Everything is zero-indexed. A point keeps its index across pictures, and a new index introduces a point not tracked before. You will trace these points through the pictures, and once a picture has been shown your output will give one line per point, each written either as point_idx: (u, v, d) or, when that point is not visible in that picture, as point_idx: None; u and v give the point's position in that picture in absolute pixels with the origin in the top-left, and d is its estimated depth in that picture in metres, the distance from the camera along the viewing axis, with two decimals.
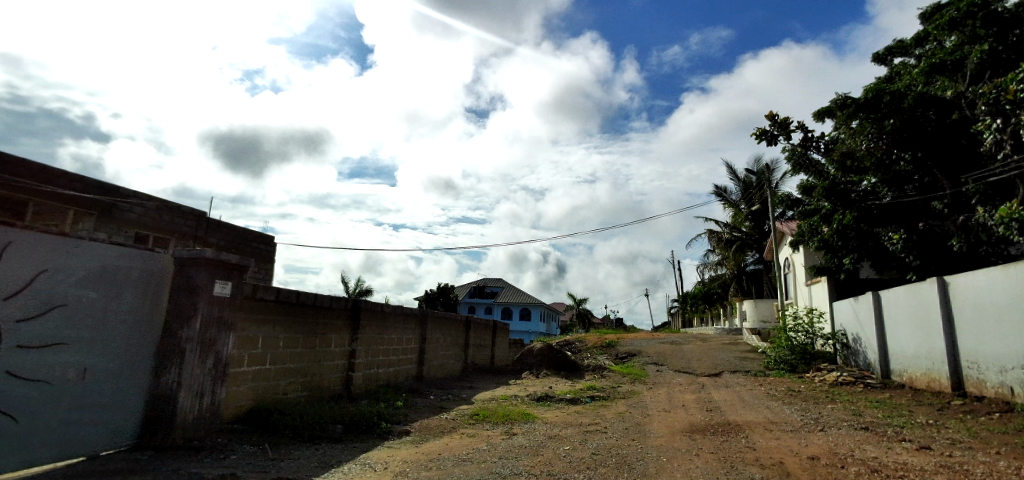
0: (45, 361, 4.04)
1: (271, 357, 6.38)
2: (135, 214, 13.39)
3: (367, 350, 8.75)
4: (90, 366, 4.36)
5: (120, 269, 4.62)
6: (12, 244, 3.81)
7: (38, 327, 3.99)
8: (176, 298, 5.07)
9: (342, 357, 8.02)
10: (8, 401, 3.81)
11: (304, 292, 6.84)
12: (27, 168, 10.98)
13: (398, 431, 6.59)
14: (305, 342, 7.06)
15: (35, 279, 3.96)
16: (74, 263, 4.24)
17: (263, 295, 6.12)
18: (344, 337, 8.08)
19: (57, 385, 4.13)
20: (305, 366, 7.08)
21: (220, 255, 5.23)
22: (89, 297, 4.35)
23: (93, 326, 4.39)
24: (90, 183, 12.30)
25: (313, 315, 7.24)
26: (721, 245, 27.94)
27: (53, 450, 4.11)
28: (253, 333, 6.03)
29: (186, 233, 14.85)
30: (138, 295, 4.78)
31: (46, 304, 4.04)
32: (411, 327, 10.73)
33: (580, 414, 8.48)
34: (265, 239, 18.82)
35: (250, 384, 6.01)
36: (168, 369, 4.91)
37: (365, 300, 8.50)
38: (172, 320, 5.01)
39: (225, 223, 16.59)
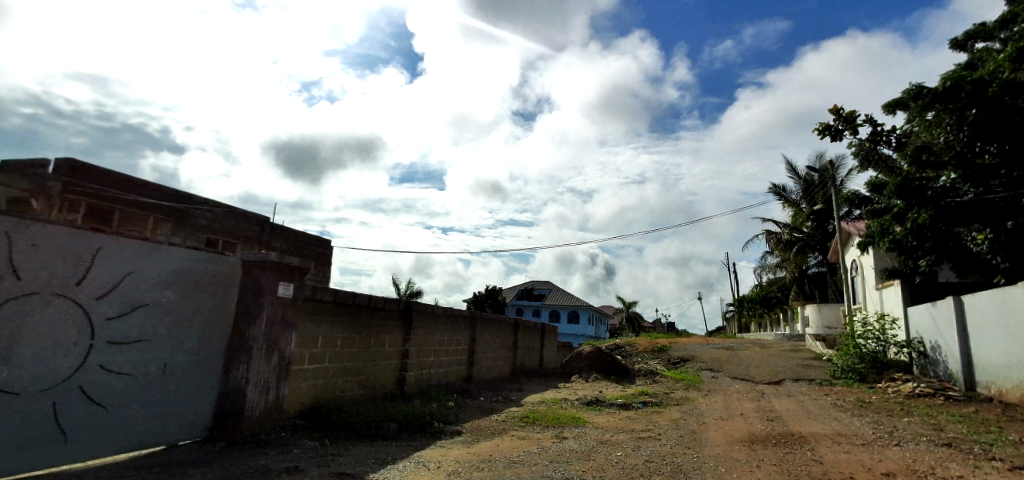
0: (131, 357, 4.37)
1: (330, 356, 6.62)
2: (207, 220, 14.33)
3: (419, 350, 8.93)
4: (168, 362, 4.68)
5: (195, 271, 4.93)
6: (104, 249, 4.14)
7: (125, 325, 4.32)
8: (244, 298, 5.36)
9: (395, 357, 8.22)
10: (100, 393, 4.15)
11: (360, 293, 7.07)
12: (113, 179, 11.97)
13: (450, 431, 6.69)
14: (361, 342, 7.28)
15: (122, 281, 4.30)
16: (155, 266, 4.56)
17: (322, 296, 6.35)
18: (397, 337, 8.28)
19: (141, 379, 4.45)
20: (361, 365, 7.31)
21: (283, 258, 5.51)
22: (168, 298, 4.67)
23: (172, 325, 4.71)
24: (166, 192, 13.25)
25: (368, 315, 7.47)
26: (780, 247, 26.72)
27: (138, 439, 4.45)
28: (312, 332, 6.28)
29: (251, 237, 15.72)
30: (210, 296, 5.08)
31: (131, 304, 4.37)
32: (461, 329, 10.86)
33: (632, 419, 8.33)
34: (322, 243, 19.64)
35: (310, 381, 6.26)
36: (237, 365, 5.21)
37: (417, 301, 8.68)
38: (240, 319, 5.30)
39: (286, 228, 17.45)
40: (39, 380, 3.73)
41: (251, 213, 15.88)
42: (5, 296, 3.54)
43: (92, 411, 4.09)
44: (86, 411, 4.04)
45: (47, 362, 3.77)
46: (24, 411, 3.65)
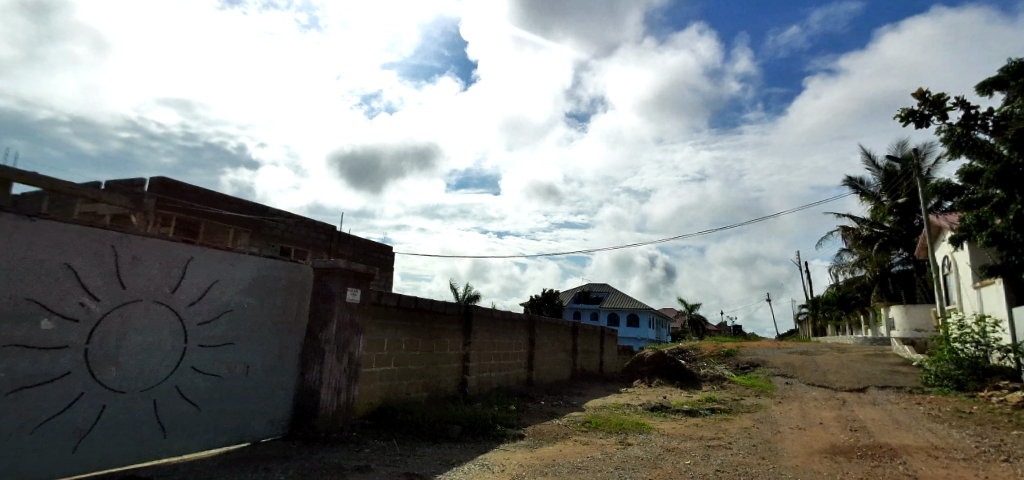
0: (218, 359, 4.70)
1: (395, 359, 6.82)
2: (280, 230, 15.21)
3: (479, 354, 9.04)
4: (251, 363, 5.00)
5: (272, 279, 5.24)
6: (194, 259, 4.49)
7: (213, 330, 4.66)
8: (316, 304, 5.64)
9: (457, 360, 8.36)
10: (193, 392, 4.49)
11: (421, 298, 7.26)
12: (198, 195, 12.95)
13: (513, 434, 6.72)
14: (424, 345, 7.46)
15: (210, 288, 4.63)
16: (238, 274, 4.89)
17: (386, 300, 6.55)
18: (458, 341, 8.42)
19: (228, 379, 4.78)
20: (425, 368, 7.48)
21: (351, 264, 5.71)
22: (249, 303, 5.00)
23: (253, 329, 5.03)
24: (244, 204, 14.18)
25: (430, 319, 7.63)
26: (858, 244, 24.95)
27: (226, 436, 4.77)
28: (378, 336, 6.49)
29: (320, 246, 16.54)
30: (285, 302, 5.38)
31: (218, 310, 4.70)
32: (520, 333, 10.90)
33: (700, 426, 8.03)
34: (385, 249, 20.35)
35: (378, 382, 6.48)
36: (312, 367, 5.48)
37: (477, 305, 8.80)
38: (313, 323, 5.58)
39: (351, 236, 18.22)
40: (142, 380, 4.09)
41: (319, 223, 16.70)
42: (113, 304, 3.90)
43: (186, 409, 4.43)
44: (182, 409, 4.39)
45: (149, 363, 4.13)
46: (130, 408, 4.01)
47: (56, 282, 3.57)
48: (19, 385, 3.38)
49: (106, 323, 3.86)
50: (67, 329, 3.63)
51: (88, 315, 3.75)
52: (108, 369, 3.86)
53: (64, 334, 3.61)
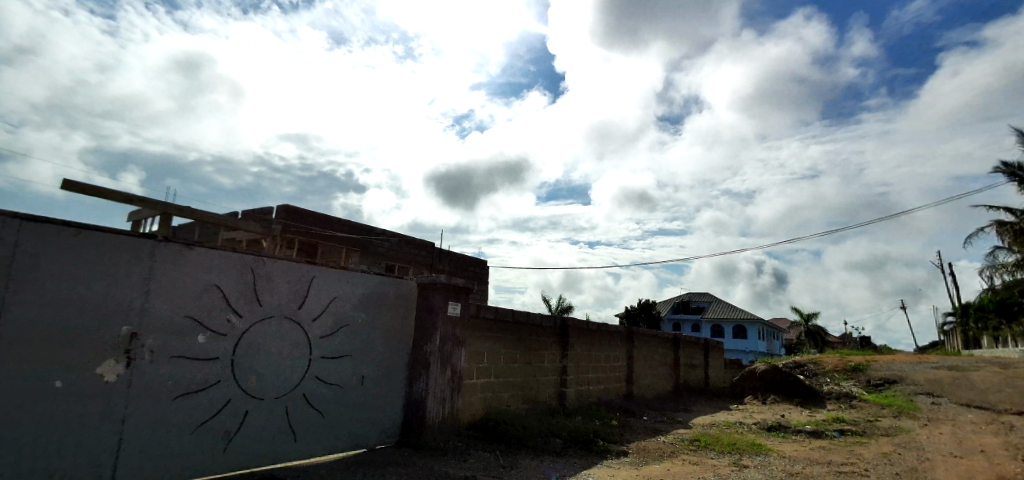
0: (338, 370, 5.07)
1: (495, 371, 6.94)
2: (385, 248, 16.23)
3: (577, 366, 8.92)
4: (366, 374, 5.34)
5: (381, 294, 5.59)
6: (316, 277, 4.91)
7: (333, 343, 5.05)
8: (421, 317, 5.91)
9: (555, 373, 8.32)
10: (318, 400, 4.88)
11: (518, 310, 7.34)
12: (315, 219, 14.20)
13: (616, 451, 6.53)
14: (522, 357, 7.52)
15: (329, 304, 5.04)
16: (352, 290, 5.27)
17: (485, 313, 6.71)
18: (556, 353, 8.38)
19: (347, 389, 5.15)
20: (523, 380, 7.53)
21: (451, 279, 5.92)
22: (363, 318, 5.36)
23: (366, 342, 5.38)
24: (353, 225, 15.33)
25: (527, 331, 7.68)
26: (1018, 240, 21.39)
27: (346, 441, 5.12)
28: (478, 348, 6.65)
29: (420, 262, 17.40)
30: (394, 316, 5.71)
31: (337, 324, 5.09)
32: (618, 345, 10.62)
33: (827, 450, 7.26)
34: (480, 263, 20.94)
35: (480, 393, 6.62)
36: (419, 378, 5.74)
37: (573, 317, 8.72)
38: (419, 337, 5.86)
39: (448, 251, 18.98)
40: (276, 388, 4.52)
41: (419, 240, 17.59)
42: (251, 319, 4.37)
43: (312, 416, 4.82)
44: (309, 415, 4.79)
45: (281, 373, 4.56)
46: (267, 414, 4.44)
47: (207, 301, 4.07)
48: (182, 391, 3.89)
49: (248, 337, 4.33)
50: (216, 342, 4.12)
51: (233, 330, 4.23)
52: (249, 378, 4.32)
53: (214, 347, 4.10)
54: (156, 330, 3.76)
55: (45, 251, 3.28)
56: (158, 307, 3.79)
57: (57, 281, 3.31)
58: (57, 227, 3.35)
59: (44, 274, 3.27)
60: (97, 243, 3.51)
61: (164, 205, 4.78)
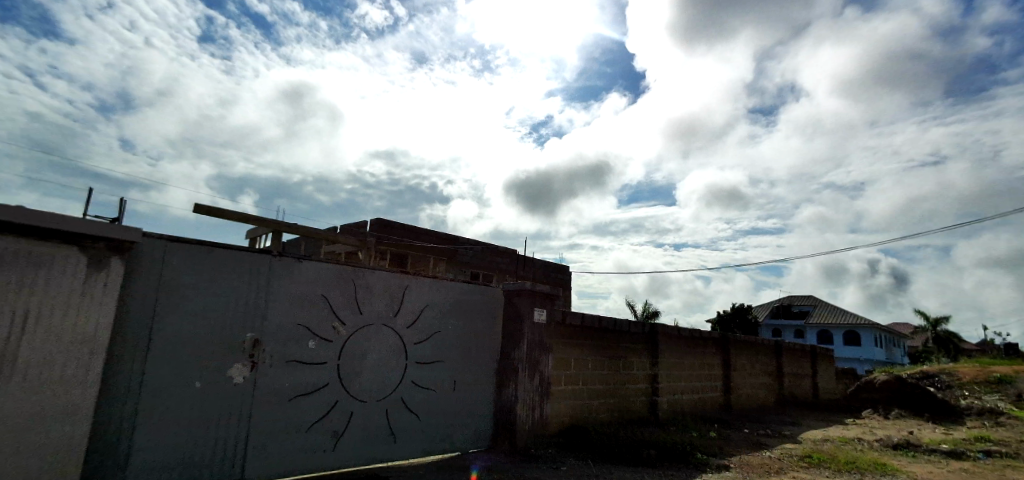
0: (432, 375, 5.27)
1: (583, 378, 6.85)
2: (470, 256, 16.69)
3: (669, 374, 8.58)
4: (458, 379, 5.50)
5: (469, 301, 5.73)
6: (410, 286, 5.14)
7: (427, 349, 5.25)
8: (508, 324, 5.99)
9: (645, 381, 8.06)
10: (415, 404, 5.09)
11: (605, 317, 7.21)
12: (405, 230, 14.92)
13: (717, 464, 6.17)
14: (611, 365, 7.36)
15: (422, 312, 5.25)
16: (443, 298, 5.46)
17: (571, 320, 6.66)
18: (645, 361, 8.11)
19: (441, 393, 5.33)
20: (612, 388, 7.36)
21: (537, 285, 5.96)
22: (454, 325, 5.53)
23: (458, 348, 5.54)
24: (440, 235, 15.91)
25: (615, 338, 7.51)
26: None
27: (442, 445, 5.29)
28: (566, 354, 6.60)
29: (504, 269, 17.69)
30: (482, 323, 5.83)
31: (430, 331, 5.29)
32: (713, 353, 10.09)
33: (970, 474, 6.37)
34: (563, 268, 20.88)
35: (568, 400, 6.57)
36: (508, 385, 5.81)
37: (663, 324, 8.41)
38: (507, 344, 5.93)
39: (531, 258, 19.13)
40: (377, 392, 4.78)
41: (502, 248, 17.90)
42: (354, 327, 4.66)
43: (410, 419, 5.04)
44: (407, 418, 5.00)
45: (381, 378, 4.82)
46: (370, 416, 4.70)
47: (316, 311, 4.41)
48: (297, 392, 4.22)
49: (351, 343, 4.63)
50: (324, 348, 4.44)
51: (338, 337, 4.54)
52: (353, 382, 4.60)
53: (322, 352, 4.42)
54: (274, 337, 4.13)
55: (184, 267, 3.71)
56: (275, 315, 4.15)
57: (194, 293, 3.74)
58: (194, 246, 3.78)
59: (184, 288, 3.69)
60: (225, 259, 3.92)
61: (275, 223, 5.26)
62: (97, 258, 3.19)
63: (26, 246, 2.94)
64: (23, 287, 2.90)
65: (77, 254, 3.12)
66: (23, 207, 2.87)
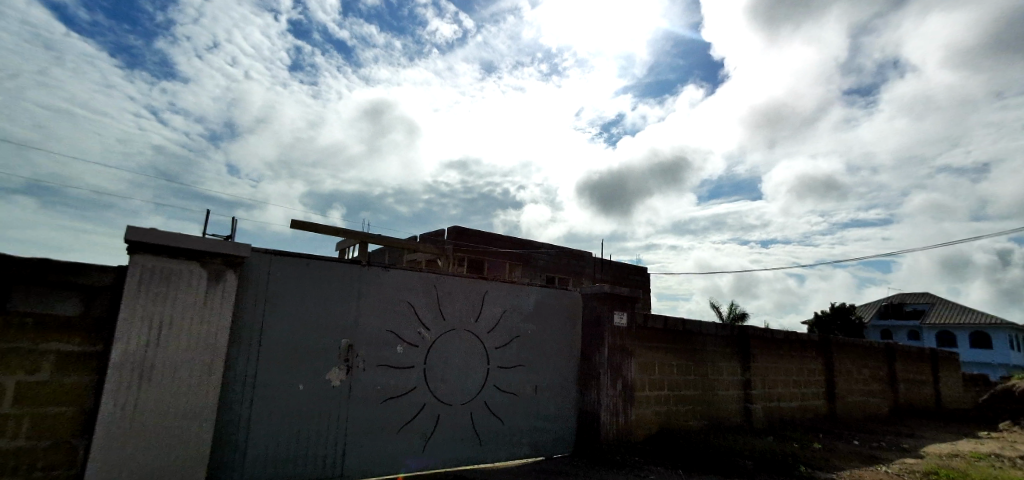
0: (514, 379, 5.33)
1: (669, 383, 6.62)
2: (545, 260, 16.72)
3: (762, 380, 8.05)
4: (540, 384, 5.52)
5: (548, 306, 5.74)
6: (489, 292, 5.25)
7: (508, 353, 5.32)
8: (588, 328, 5.94)
9: (737, 387, 7.63)
10: (498, 408, 5.17)
11: (689, 319, 6.93)
12: (481, 237, 15.24)
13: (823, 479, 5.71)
14: (697, 370, 7.04)
15: (502, 316, 5.33)
16: (521, 303, 5.51)
17: (653, 323, 6.47)
18: (735, 366, 7.68)
19: (523, 397, 5.37)
20: (700, 394, 7.04)
21: (616, 288, 5.85)
22: (533, 329, 5.56)
23: (538, 352, 5.56)
24: (515, 240, 16.09)
25: (700, 341, 7.19)
26: None
27: (526, 449, 5.32)
28: (649, 359, 6.41)
29: (580, 272, 17.55)
30: (562, 327, 5.82)
31: (510, 336, 5.36)
32: (811, 357, 9.36)
33: None
34: (641, 270, 20.36)
35: (654, 407, 6.37)
36: (590, 390, 5.74)
37: (753, 326, 7.93)
38: (587, 348, 5.87)
39: (607, 260, 18.84)
40: (462, 395, 4.91)
41: (577, 251, 17.77)
42: (438, 332, 4.83)
43: (494, 422, 5.12)
44: (491, 422, 5.09)
45: (466, 382, 4.94)
46: (456, 419, 4.83)
47: (402, 316, 4.62)
48: (388, 395, 4.44)
49: (436, 348, 4.79)
50: (411, 352, 4.63)
51: (424, 342, 4.72)
52: (439, 385, 4.76)
53: (410, 357, 4.61)
54: (366, 342, 4.37)
55: (286, 278, 4.04)
56: (366, 322, 4.39)
57: (296, 302, 4.05)
58: (294, 258, 4.10)
59: (286, 297, 4.02)
60: (320, 270, 4.21)
61: (362, 234, 5.59)
62: (215, 272, 3.55)
63: (159, 263, 3.34)
64: (157, 299, 3.30)
65: (199, 269, 3.49)
66: (154, 229, 3.26)
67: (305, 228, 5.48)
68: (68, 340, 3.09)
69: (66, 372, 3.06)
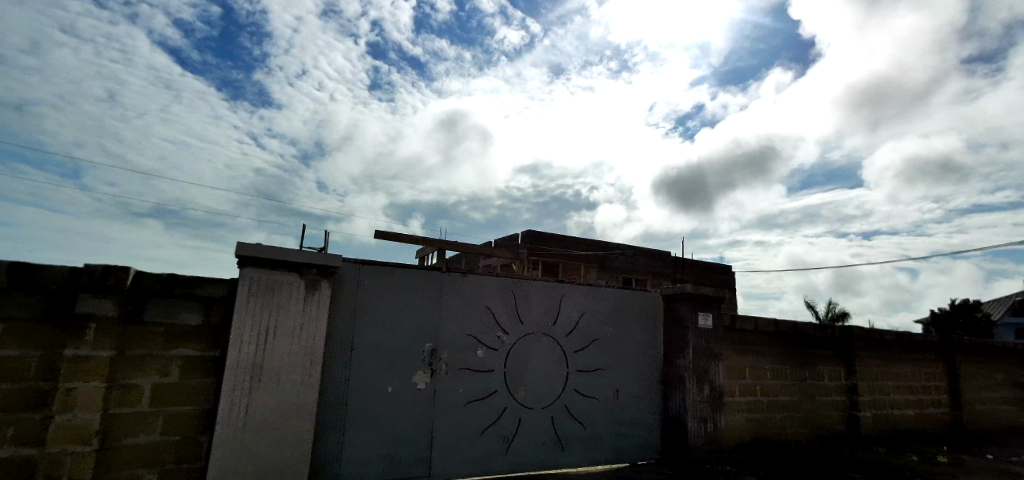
0: (595, 384, 5.28)
1: (762, 389, 6.25)
2: (621, 261, 16.40)
3: (871, 386, 7.37)
4: (621, 388, 5.42)
5: (627, 307, 5.65)
6: (566, 295, 5.25)
7: (588, 357, 5.28)
8: (670, 330, 5.77)
9: (840, 393, 7.05)
10: (580, 412, 5.15)
11: (783, 320, 6.51)
12: (554, 240, 15.23)
13: None
14: (794, 375, 6.59)
15: (580, 320, 5.31)
16: (599, 305, 5.46)
17: (742, 325, 6.15)
18: (838, 370, 7.10)
19: (605, 401, 5.31)
20: (798, 401, 6.58)
21: (699, 288, 5.63)
22: (612, 332, 5.48)
23: (619, 356, 5.48)
24: (590, 242, 15.93)
25: (796, 344, 6.72)
26: None
27: (608, 454, 5.25)
28: (739, 363, 6.09)
29: (658, 272, 17.06)
30: (643, 330, 5.70)
31: (589, 339, 5.32)
32: (929, 360, 8.44)
33: None
34: (724, 269, 19.41)
35: (746, 413, 6.04)
36: (675, 394, 5.57)
37: (858, 326, 7.29)
38: (670, 351, 5.71)
39: (688, 260, 18.14)
40: (543, 399, 4.94)
41: (655, 251, 17.28)
42: (517, 336, 4.90)
43: (576, 427, 5.10)
44: (573, 426, 5.08)
45: (546, 386, 4.97)
46: (537, 422, 4.87)
47: (482, 321, 4.74)
48: (471, 398, 4.57)
49: (515, 352, 4.87)
50: (491, 357, 4.73)
51: (504, 345, 4.81)
52: (520, 389, 4.82)
53: (490, 360, 4.72)
54: (448, 346, 4.53)
55: (374, 286, 4.28)
56: (448, 327, 4.56)
57: (383, 309, 4.29)
58: (381, 267, 4.34)
59: (374, 304, 4.26)
60: (404, 277, 4.43)
61: (441, 242, 5.81)
62: (312, 282, 3.84)
63: (264, 274, 3.67)
64: (263, 309, 3.62)
65: (298, 279, 3.79)
66: (260, 244, 3.60)
67: (388, 238, 5.79)
68: (191, 347, 3.47)
69: (190, 375, 3.44)
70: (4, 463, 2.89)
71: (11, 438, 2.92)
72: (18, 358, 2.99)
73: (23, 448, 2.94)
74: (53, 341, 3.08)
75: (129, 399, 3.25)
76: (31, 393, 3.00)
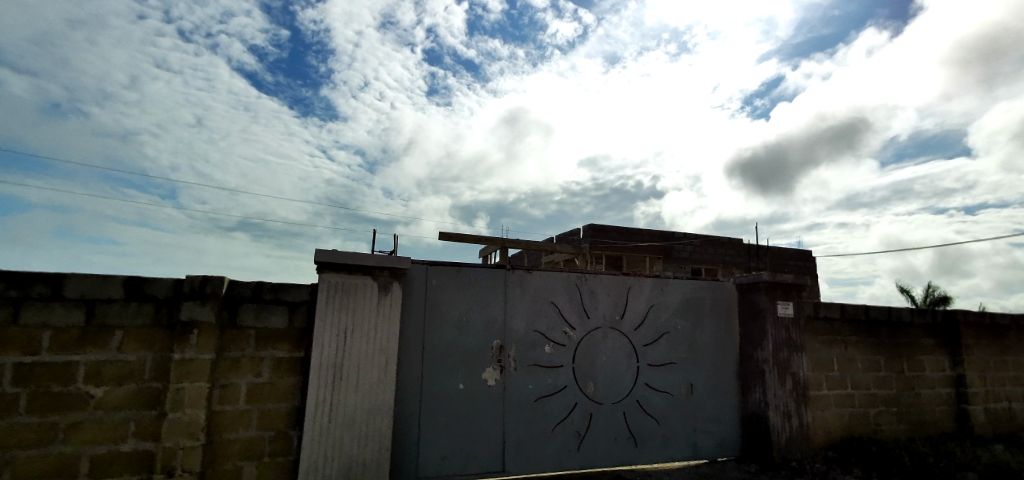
0: (668, 377, 5.15)
1: (853, 382, 5.84)
2: (689, 251, 15.88)
3: (982, 377, 6.68)
4: (695, 382, 5.26)
5: (698, 299, 5.46)
6: (633, 288, 5.16)
7: (659, 350, 5.17)
8: (746, 322, 5.53)
9: (945, 385, 6.46)
10: (653, 407, 5.04)
11: (874, 306, 6.07)
12: (618, 232, 14.97)
13: None
14: (890, 366, 6.11)
15: (648, 312, 5.20)
16: (669, 297, 5.32)
17: (826, 314, 5.79)
18: (941, 360, 6.51)
19: (679, 397, 5.16)
20: (897, 395, 6.10)
21: (777, 276, 5.35)
22: (683, 325, 5.33)
23: (691, 348, 5.32)
24: (655, 232, 15.53)
25: (891, 332, 6.22)
26: None
27: (686, 450, 5.11)
28: (826, 355, 5.73)
29: (730, 262, 16.37)
30: (716, 320, 5.49)
31: (659, 332, 5.20)
32: None
33: None
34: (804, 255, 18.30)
35: (836, 409, 5.68)
36: (754, 389, 5.33)
37: (964, 311, 6.63)
38: (747, 344, 5.47)
39: (763, 248, 17.25)
40: (613, 395, 4.89)
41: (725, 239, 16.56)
42: (584, 331, 4.89)
43: (650, 423, 5.00)
44: (646, 422, 4.98)
45: (616, 380, 4.92)
46: (609, 419, 4.83)
47: (548, 317, 4.76)
48: (540, 394, 4.60)
49: (583, 347, 4.85)
50: (559, 352, 4.74)
51: (571, 340, 4.81)
52: (589, 385, 4.80)
53: (558, 356, 4.73)
54: (516, 343, 4.59)
55: (440, 285, 4.41)
56: (514, 324, 4.61)
57: (451, 308, 4.41)
58: (447, 267, 4.47)
59: (442, 303, 4.39)
60: (471, 277, 4.53)
61: (502, 239, 5.91)
62: (384, 284, 4.01)
63: (341, 279, 3.89)
64: (341, 311, 3.84)
65: (371, 282, 3.97)
66: (334, 249, 3.81)
67: (453, 239, 5.96)
68: (281, 348, 3.74)
69: (280, 374, 3.71)
70: (131, 454, 3.27)
71: (133, 432, 3.29)
72: (135, 361, 3.35)
73: (144, 442, 3.30)
74: (162, 345, 3.42)
75: (228, 397, 3.55)
76: (148, 392, 3.35)
